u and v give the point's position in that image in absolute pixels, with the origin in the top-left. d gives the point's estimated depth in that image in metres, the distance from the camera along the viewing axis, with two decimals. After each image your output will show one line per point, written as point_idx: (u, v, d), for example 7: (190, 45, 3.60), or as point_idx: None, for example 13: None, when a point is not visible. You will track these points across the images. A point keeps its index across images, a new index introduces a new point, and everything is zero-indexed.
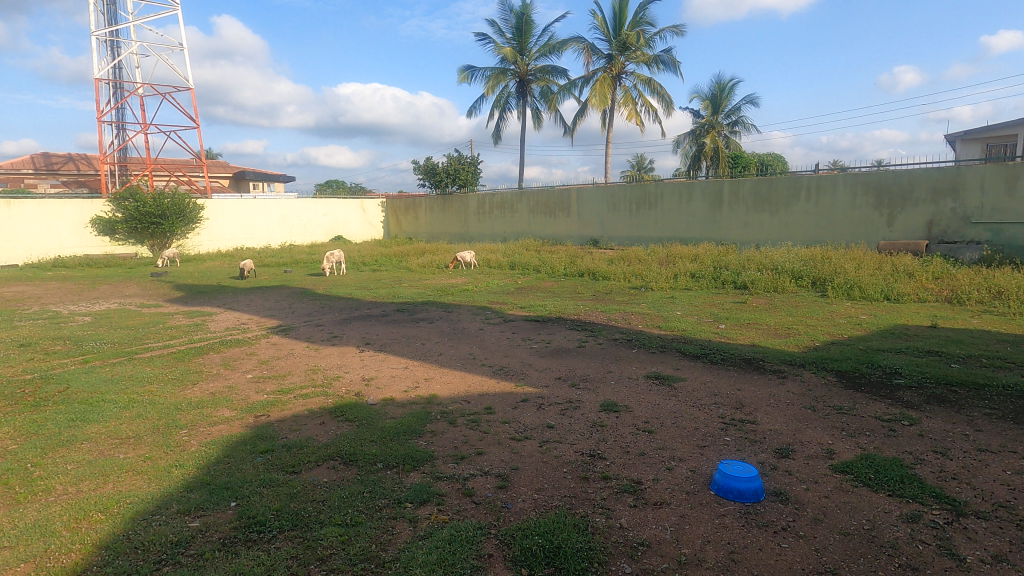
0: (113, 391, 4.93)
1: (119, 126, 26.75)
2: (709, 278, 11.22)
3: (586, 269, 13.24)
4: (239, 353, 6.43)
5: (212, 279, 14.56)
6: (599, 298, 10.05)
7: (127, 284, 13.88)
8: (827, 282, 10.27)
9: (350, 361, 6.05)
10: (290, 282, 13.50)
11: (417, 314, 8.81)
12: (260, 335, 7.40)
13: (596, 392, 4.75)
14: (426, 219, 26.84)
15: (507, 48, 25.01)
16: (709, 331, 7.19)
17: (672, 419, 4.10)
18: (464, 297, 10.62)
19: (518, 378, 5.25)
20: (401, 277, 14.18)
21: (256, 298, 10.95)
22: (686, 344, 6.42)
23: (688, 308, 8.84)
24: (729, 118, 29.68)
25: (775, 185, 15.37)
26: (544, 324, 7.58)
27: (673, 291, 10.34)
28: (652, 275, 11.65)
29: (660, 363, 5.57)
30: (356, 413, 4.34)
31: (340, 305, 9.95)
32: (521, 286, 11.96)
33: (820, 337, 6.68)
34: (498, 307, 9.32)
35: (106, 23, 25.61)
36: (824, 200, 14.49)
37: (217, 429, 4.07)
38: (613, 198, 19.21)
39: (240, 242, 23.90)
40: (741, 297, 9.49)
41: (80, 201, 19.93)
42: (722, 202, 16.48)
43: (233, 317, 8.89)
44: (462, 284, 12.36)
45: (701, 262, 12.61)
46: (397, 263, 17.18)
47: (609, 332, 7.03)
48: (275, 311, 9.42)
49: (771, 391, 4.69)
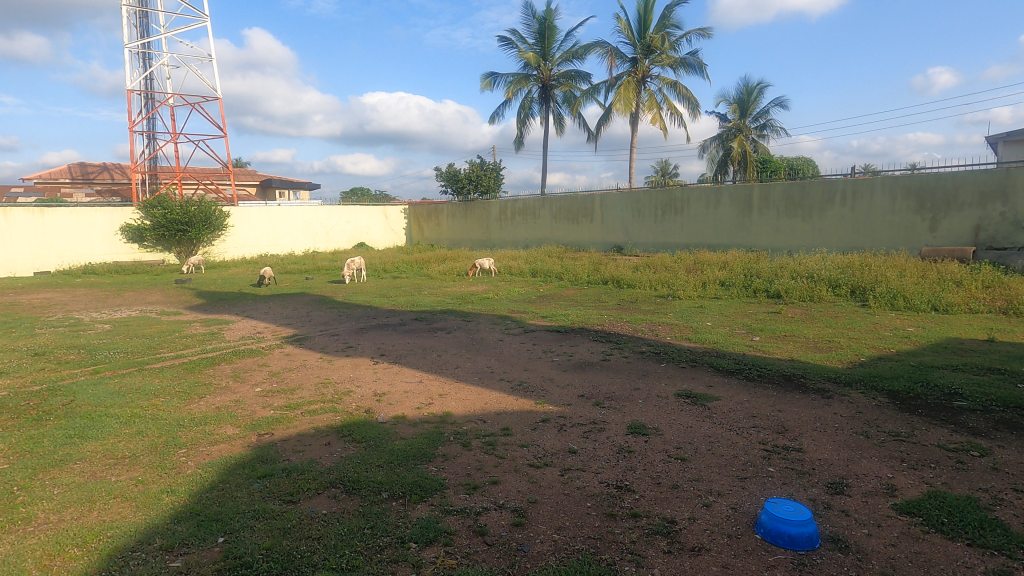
0: (117, 405, 4.76)
1: (150, 136, 27.36)
2: (740, 287, 10.74)
3: (610, 276, 12.85)
4: (251, 365, 6.24)
5: (234, 286, 14.60)
6: (624, 307, 9.66)
7: (151, 291, 14.00)
8: (867, 291, 9.70)
9: (363, 374, 5.80)
10: (311, 290, 13.42)
11: (436, 323, 8.56)
12: (274, 345, 7.22)
13: (623, 412, 4.41)
14: (448, 225, 26.74)
15: (529, 54, 24.84)
16: (743, 344, 6.76)
17: (707, 445, 3.72)
18: (484, 306, 10.34)
19: (538, 394, 4.93)
20: (421, 284, 13.98)
21: (274, 306, 10.86)
22: (719, 358, 6.01)
23: (719, 318, 8.39)
24: (757, 121, 28.95)
25: (807, 189, 14.77)
26: (566, 336, 7.23)
27: (702, 301, 9.88)
28: (679, 283, 11.22)
29: (692, 380, 5.19)
30: (365, 433, 4.06)
31: (358, 313, 9.78)
32: (542, 294, 11.64)
33: (864, 352, 6.18)
34: (519, 316, 9.01)
35: (139, 36, 26.27)
36: (861, 204, 13.83)
37: (217, 450, 3.83)
38: (638, 204, 18.77)
39: (265, 248, 24.10)
40: (776, 307, 8.99)
41: (111, 209, 20.32)
42: (751, 208, 15.92)
43: (250, 326, 8.76)
44: (483, 292, 12.10)
45: (730, 269, 12.12)
46: (418, 270, 17.03)
47: (634, 344, 6.66)
48: (292, 319, 9.28)
49: (816, 414, 4.27)
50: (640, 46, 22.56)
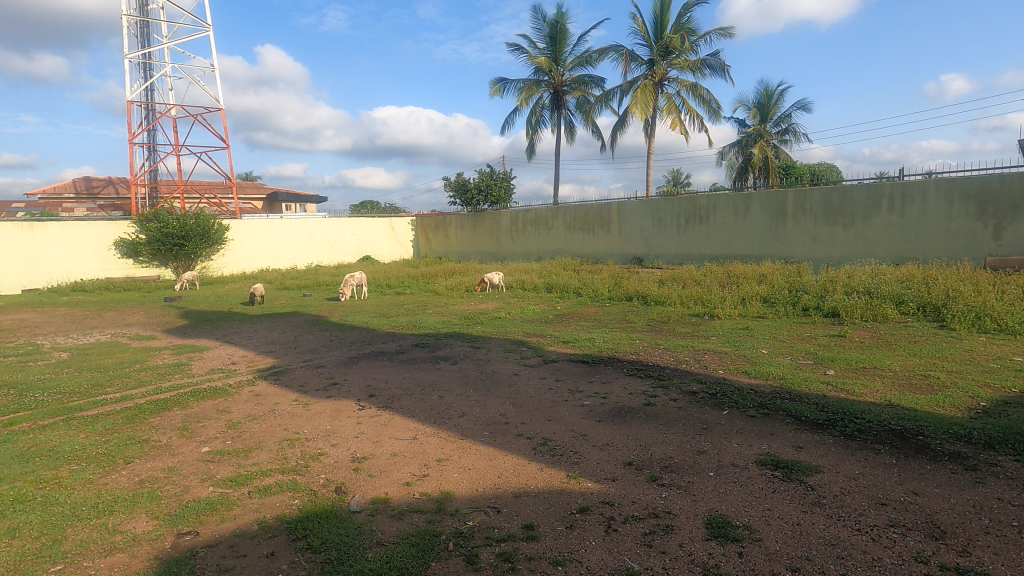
0: (7, 479, 3.56)
1: (150, 148, 26.64)
2: (787, 305, 9.43)
3: (634, 292, 11.58)
4: (209, 411, 5.05)
5: (225, 305, 13.53)
6: (657, 330, 8.36)
7: (136, 310, 12.96)
8: (939, 309, 8.35)
9: (342, 426, 4.55)
10: (306, 309, 12.28)
11: (439, 351, 7.32)
12: (246, 382, 6.02)
13: (691, 493, 3.15)
14: (457, 237, 25.66)
15: (540, 58, 23.81)
16: (816, 380, 5.45)
17: (837, 564, 2.47)
18: (495, 327, 9.08)
19: (568, 460, 3.69)
20: (427, 302, 12.79)
21: (261, 328, 9.71)
22: (795, 403, 4.72)
23: (774, 344, 7.07)
24: (778, 126, 27.68)
25: (848, 194, 13.47)
26: (595, 369, 5.96)
27: (746, 321, 8.59)
28: (715, 301, 9.98)
29: (770, 438, 3.93)
30: (326, 535, 2.83)
31: (352, 338, 8.57)
32: (560, 313, 10.41)
33: (980, 393, 4.85)
34: (536, 341, 7.77)
35: (140, 46, 25.69)
36: (912, 210, 12.48)
37: (106, 566, 2.62)
38: (659, 212, 17.53)
39: (266, 263, 23.14)
40: (838, 329, 7.69)
41: (105, 223, 19.41)
42: (785, 215, 14.63)
43: (226, 355, 7.58)
44: (494, 311, 10.90)
45: (770, 284, 10.85)
46: (424, 286, 15.90)
47: (681, 382, 5.39)
48: (276, 345, 8.11)
49: (971, 500, 3.00)
50: (657, 48, 21.48)
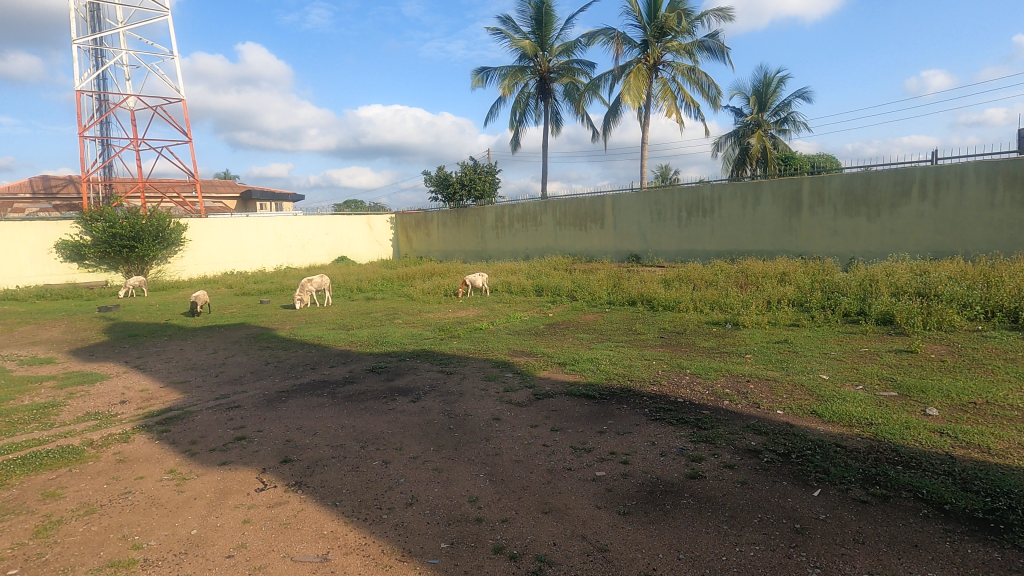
0: None
1: (104, 142, 24.59)
2: (823, 310, 7.93)
3: (638, 295, 9.97)
4: (28, 497, 3.30)
5: (165, 316, 11.69)
6: (674, 345, 6.72)
7: (60, 324, 11.11)
8: (1016, 314, 6.83)
9: (217, 531, 2.84)
10: (255, 320, 10.50)
11: (399, 380, 5.61)
12: (118, 436, 4.28)
13: None
14: (439, 235, 23.99)
15: (525, 43, 22.10)
16: (918, 426, 3.83)
17: None
18: (474, 343, 7.37)
19: None
20: (398, 309, 11.07)
21: (190, 348, 7.94)
22: (918, 473, 3.11)
23: (831, 365, 5.46)
24: (776, 115, 26.25)
25: (873, 181, 12.00)
26: (605, 411, 4.31)
27: (781, 333, 7.03)
28: (737, 306, 8.45)
29: (921, 563, 2.34)
30: None
31: (294, 361, 6.82)
32: (552, 323, 8.76)
33: None
34: (525, 363, 6.10)
35: (90, 32, 23.64)
36: (947, 197, 11.01)
37: None
38: (658, 205, 15.96)
39: (230, 266, 21.24)
40: (903, 343, 6.13)
41: (44, 223, 17.39)
42: (800, 206, 13.15)
43: (119, 390, 5.79)
44: (474, 320, 9.22)
45: (797, 285, 9.33)
46: (397, 289, 14.21)
47: (731, 435, 3.76)
48: (194, 374, 6.35)
49: None
50: (650, 29, 19.92)
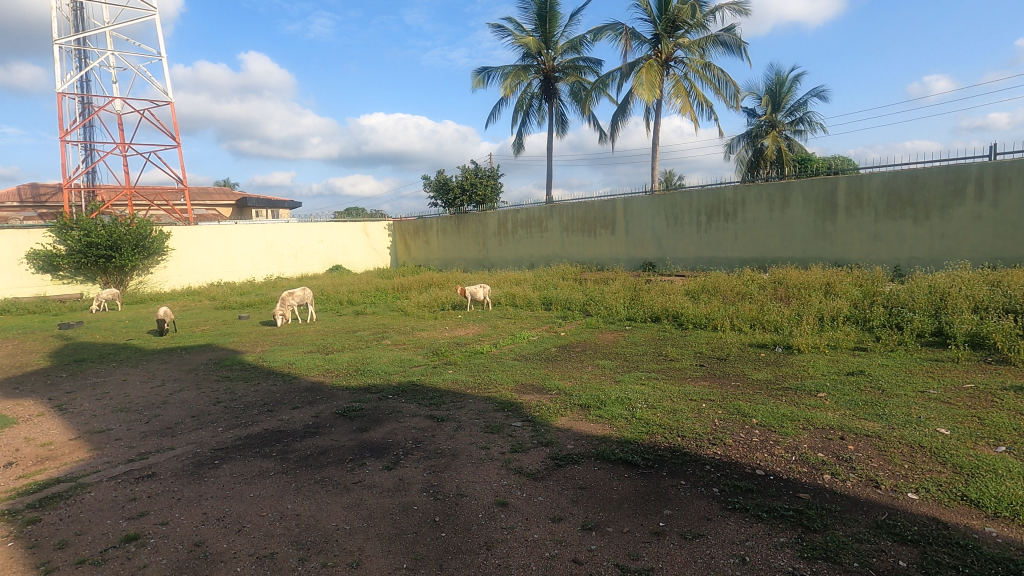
0: None
1: (88, 147, 23.48)
2: (890, 330, 6.62)
3: (662, 310, 8.69)
4: None
5: (128, 334, 10.44)
6: (720, 377, 5.42)
7: (9, 344, 9.87)
8: None
9: None
10: (225, 340, 9.23)
11: (374, 432, 4.30)
12: None
13: None
14: (438, 243, 22.76)
15: (527, 41, 20.92)
16: None
17: None
18: (473, 374, 6.05)
19: None
20: (388, 326, 9.80)
21: (135, 378, 6.65)
22: None
23: (940, 411, 4.14)
24: (791, 115, 25.00)
25: (919, 180, 10.69)
26: (658, 493, 3.01)
27: (849, 361, 5.69)
28: (784, 325, 7.15)
29: None
30: None
31: (250, 400, 5.50)
32: (565, 343, 7.48)
33: None
34: (536, 404, 4.79)
35: (73, 32, 22.62)
36: (1008, 197, 9.69)
37: None
38: (675, 209, 14.68)
39: (217, 275, 20.02)
40: (1018, 377, 4.82)
41: (14, 231, 16.17)
42: (835, 208, 11.86)
43: (14, 444, 4.48)
44: (474, 341, 7.94)
45: (849, 297, 8.02)
46: (391, 302, 12.95)
47: (861, 547, 2.45)
48: (121, 418, 5.04)
49: None
50: (660, 23, 18.72)
